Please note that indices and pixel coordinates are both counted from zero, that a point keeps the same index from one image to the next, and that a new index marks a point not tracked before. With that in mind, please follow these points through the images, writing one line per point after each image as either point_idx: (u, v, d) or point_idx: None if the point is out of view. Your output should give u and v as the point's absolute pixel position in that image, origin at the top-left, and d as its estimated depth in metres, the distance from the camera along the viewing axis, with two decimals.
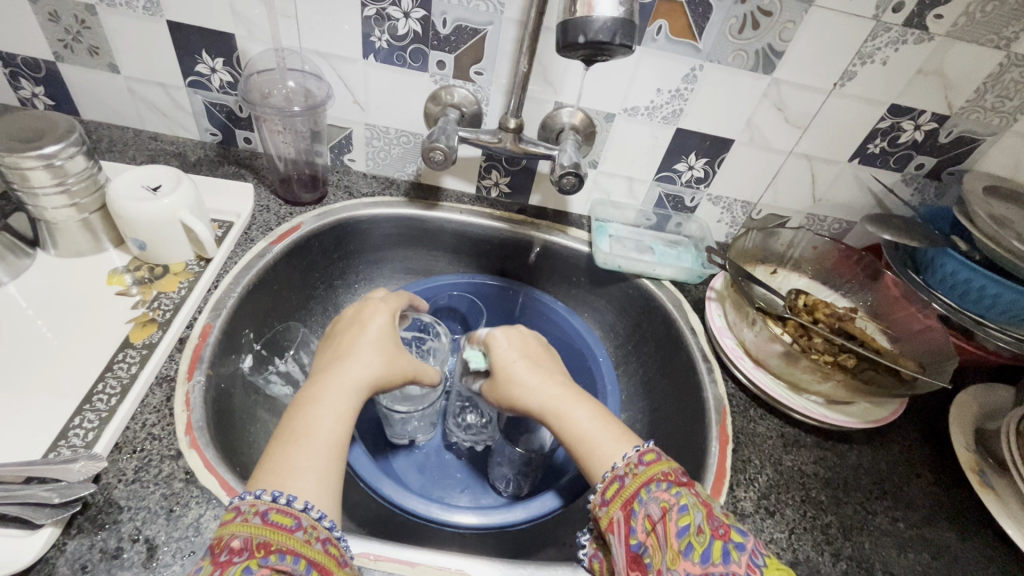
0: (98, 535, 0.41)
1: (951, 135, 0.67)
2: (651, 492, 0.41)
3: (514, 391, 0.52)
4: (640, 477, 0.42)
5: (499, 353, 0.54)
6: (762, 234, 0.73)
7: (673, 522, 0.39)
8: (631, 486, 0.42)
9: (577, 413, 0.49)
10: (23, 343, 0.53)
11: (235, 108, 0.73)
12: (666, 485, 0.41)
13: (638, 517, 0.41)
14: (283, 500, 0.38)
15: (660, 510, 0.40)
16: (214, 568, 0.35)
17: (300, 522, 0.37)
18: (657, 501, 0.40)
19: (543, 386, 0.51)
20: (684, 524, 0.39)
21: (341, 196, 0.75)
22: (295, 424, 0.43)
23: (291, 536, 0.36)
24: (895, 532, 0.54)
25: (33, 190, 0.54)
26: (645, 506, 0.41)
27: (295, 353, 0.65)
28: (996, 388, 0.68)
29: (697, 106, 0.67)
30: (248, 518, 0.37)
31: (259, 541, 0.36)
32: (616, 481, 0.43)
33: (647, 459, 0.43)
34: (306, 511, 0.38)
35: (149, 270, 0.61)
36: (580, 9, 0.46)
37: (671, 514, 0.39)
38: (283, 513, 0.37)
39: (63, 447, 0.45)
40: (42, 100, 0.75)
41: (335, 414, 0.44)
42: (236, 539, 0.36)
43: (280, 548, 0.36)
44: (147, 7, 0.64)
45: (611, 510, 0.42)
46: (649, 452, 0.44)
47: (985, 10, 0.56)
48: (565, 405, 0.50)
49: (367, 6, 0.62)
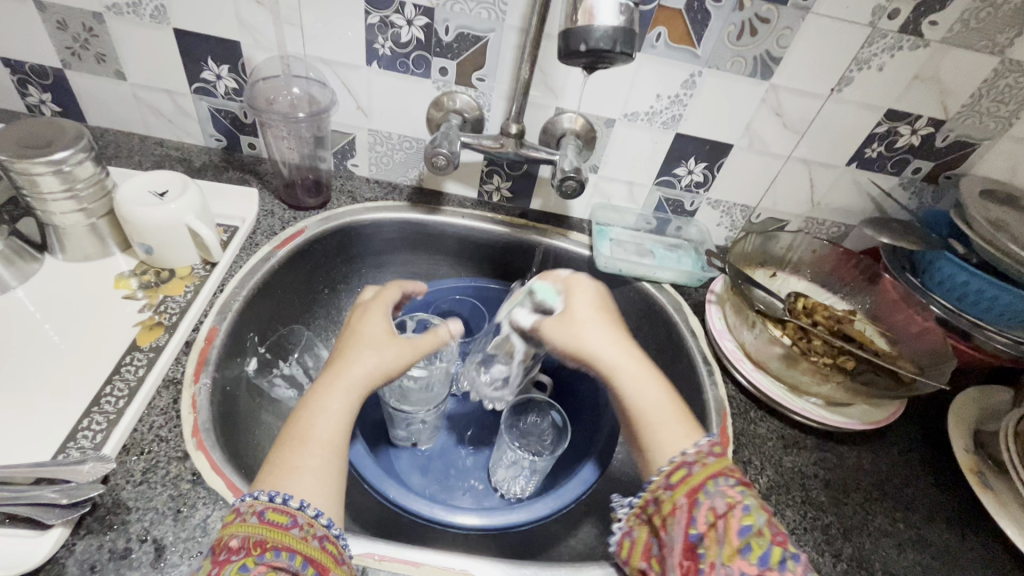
0: (107, 535, 0.42)
1: (947, 139, 0.68)
2: (719, 486, 0.42)
3: (590, 338, 0.52)
4: (708, 468, 0.43)
5: (580, 300, 0.55)
6: (761, 238, 0.74)
7: (737, 519, 0.40)
8: (699, 475, 0.43)
9: (648, 383, 0.50)
10: (31, 347, 0.53)
11: (240, 114, 0.74)
12: (733, 483, 0.42)
13: (701, 507, 0.41)
14: (279, 498, 0.39)
15: (725, 505, 0.41)
16: (214, 566, 0.36)
17: (296, 520, 0.38)
18: (723, 495, 0.41)
19: (617, 344, 0.52)
20: (747, 523, 0.40)
21: (345, 201, 0.76)
22: (296, 426, 0.43)
23: (287, 533, 0.37)
24: (894, 532, 0.54)
25: (42, 195, 0.55)
26: (712, 498, 0.41)
27: (299, 356, 0.66)
28: (994, 390, 0.68)
29: (696, 111, 0.68)
30: (246, 518, 0.38)
31: (256, 540, 0.37)
32: (684, 466, 0.44)
33: (716, 452, 0.45)
34: (302, 509, 0.39)
35: (156, 274, 0.62)
36: (580, 18, 0.47)
37: (736, 510, 0.40)
38: (279, 511, 0.38)
39: (72, 448, 0.46)
40: (50, 107, 0.76)
41: (336, 418, 0.44)
42: (234, 538, 0.37)
43: (276, 546, 0.37)
44: (154, 16, 0.65)
45: (674, 496, 0.43)
46: (717, 446, 0.46)
47: (979, 16, 0.57)
48: (638, 369, 0.51)
49: (371, 14, 0.63)
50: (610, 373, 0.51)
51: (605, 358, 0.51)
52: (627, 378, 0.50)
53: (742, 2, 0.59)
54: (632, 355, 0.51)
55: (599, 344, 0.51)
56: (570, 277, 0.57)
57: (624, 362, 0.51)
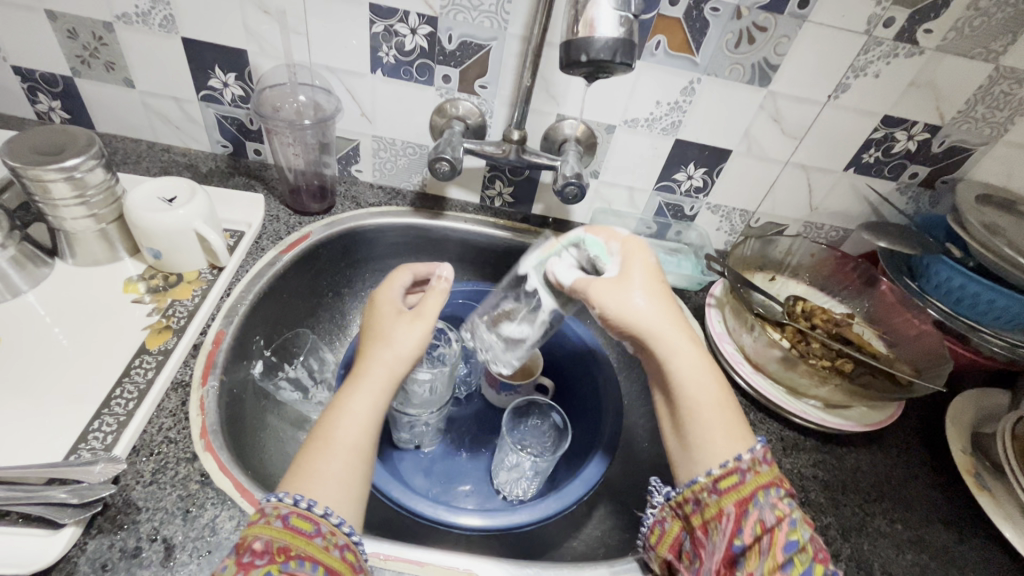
0: (118, 534, 0.42)
1: (943, 145, 0.69)
2: (769, 498, 0.42)
3: (647, 315, 0.47)
4: (760, 477, 0.43)
5: (641, 270, 0.49)
6: (761, 242, 0.74)
7: (784, 533, 0.41)
8: (750, 484, 0.43)
9: (702, 370, 0.48)
10: (42, 350, 0.54)
11: (246, 121, 0.75)
12: (782, 495, 0.43)
13: (750, 518, 0.41)
14: (303, 504, 0.39)
15: (774, 518, 0.41)
16: (237, 569, 0.36)
17: (319, 528, 0.39)
18: (773, 508, 0.42)
19: (676, 326, 0.48)
20: (792, 539, 0.41)
21: (349, 206, 0.77)
22: (321, 429, 0.44)
23: (310, 541, 0.38)
24: (892, 533, 0.55)
25: (53, 201, 0.56)
26: (762, 509, 0.42)
27: (304, 360, 0.67)
28: (991, 392, 0.69)
29: (695, 118, 0.69)
30: (270, 521, 0.38)
31: (280, 545, 0.37)
32: (736, 473, 0.43)
33: (767, 461, 0.45)
34: (326, 517, 0.40)
35: (164, 278, 0.63)
36: (581, 29, 0.48)
37: (784, 525, 0.41)
38: (303, 517, 0.39)
39: (83, 449, 0.47)
40: (59, 114, 0.77)
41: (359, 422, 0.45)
42: (258, 540, 0.37)
43: (300, 554, 0.37)
44: (163, 25, 0.66)
45: (722, 502, 0.43)
46: (769, 454, 0.45)
47: (973, 24, 0.58)
48: (696, 356, 0.48)
49: (375, 23, 0.64)
50: (667, 357, 0.48)
51: (668, 342, 0.48)
52: (681, 364, 0.47)
53: (740, 11, 0.60)
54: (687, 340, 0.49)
55: (660, 326, 0.48)
56: (629, 240, 0.51)
57: (682, 347, 0.48)
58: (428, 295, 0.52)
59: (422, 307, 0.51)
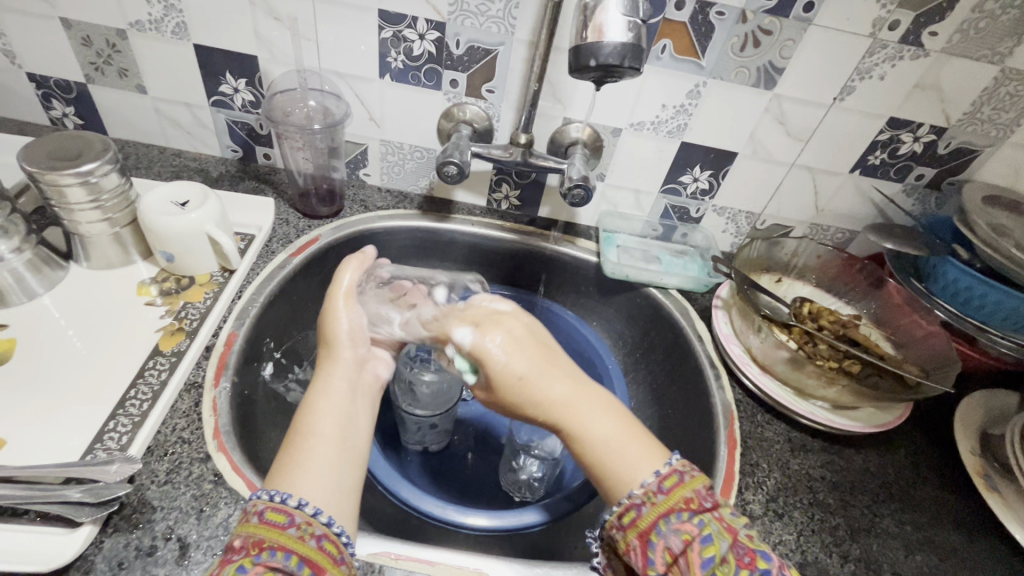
0: (134, 533, 0.43)
1: (949, 146, 0.69)
2: (671, 524, 0.39)
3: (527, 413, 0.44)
4: (658, 506, 0.40)
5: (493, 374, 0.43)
6: (767, 243, 0.75)
7: (696, 553, 0.37)
8: (648, 516, 0.40)
9: (597, 413, 0.43)
10: (56, 352, 0.55)
11: (256, 126, 0.76)
12: (688, 515, 0.39)
13: (656, 548, 0.39)
14: (278, 498, 0.39)
15: (681, 542, 0.38)
16: (218, 565, 0.36)
17: (293, 518, 0.38)
18: (678, 533, 0.39)
19: (557, 381, 0.44)
20: (708, 556, 0.37)
21: (357, 210, 0.78)
22: (298, 424, 0.46)
23: (284, 532, 0.38)
24: (902, 534, 0.55)
25: (69, 206, 0.57)
26: (664, 538, 0.39)
27: (312, 361, 0.69)
28: (999, 393, 0.69)
29: (701, 121, 0.69)
30: (249, 518, 0.39)
31: (256, 539, 0.37)
32: (632, 508, 0.40)
33: (667, 486, 0.40)
34: (300, 508, 0.39)
35: (176, 281, 0.63)
36: (590, 35, 0.49)
37: (694, 547, 0.38)
38: (277, 510, 0.39)
39: (99, 449, 0.47)
40: (72, 120, 0.78)
41: (333, 410, 0.46)
42: (237, 538, 0.38)
43: (272, 545, 0.37)
44: (175, 32, 0.67)
45: (628, 537, 0.41)
46: (670, 475, 0.41)
47: (978, 27, 0.59)
48: (593, 426, 0.43)
49: (384, 29, 0.65)
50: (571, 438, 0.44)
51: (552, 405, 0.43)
52: (575, 421, 0.43)
53: (745, 14, 0.61)
54: (573, 384, 0.44)
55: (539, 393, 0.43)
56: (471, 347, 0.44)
57: (569, 398, 0.43)
58: (338, 281, 0.54)
59: (336, 286, 0.54)
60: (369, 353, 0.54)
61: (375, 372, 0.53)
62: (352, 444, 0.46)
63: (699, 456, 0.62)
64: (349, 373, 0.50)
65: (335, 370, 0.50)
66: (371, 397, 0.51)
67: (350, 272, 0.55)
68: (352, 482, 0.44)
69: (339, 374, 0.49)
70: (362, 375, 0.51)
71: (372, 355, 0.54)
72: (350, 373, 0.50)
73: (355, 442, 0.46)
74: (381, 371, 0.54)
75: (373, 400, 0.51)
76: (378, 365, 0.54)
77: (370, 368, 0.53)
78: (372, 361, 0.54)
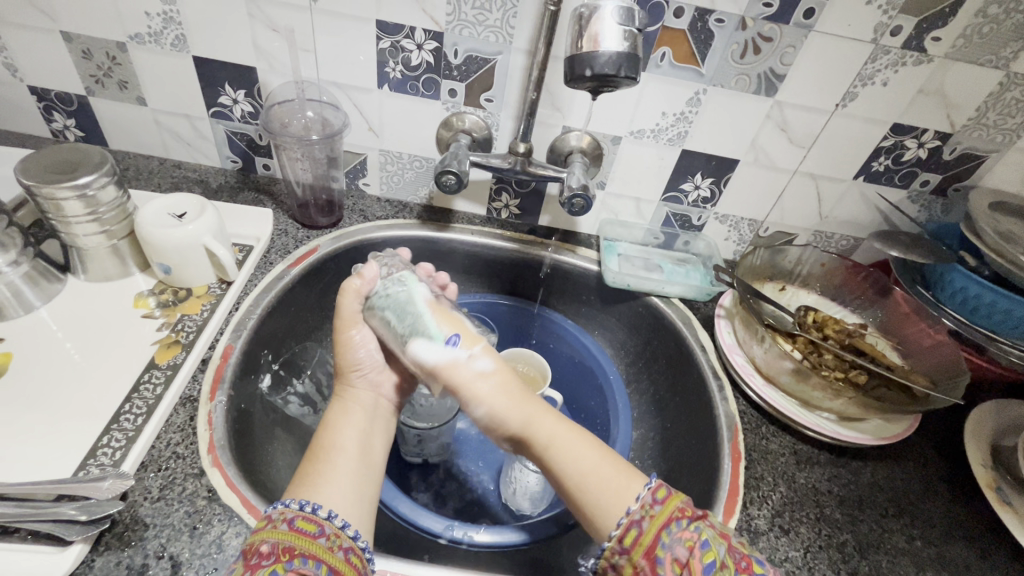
0: (125, 552, 0.42)
1: (954, 152, 0.68)
2: (673, 534, 0.41)
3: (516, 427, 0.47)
4: (657, 519, 0.42)
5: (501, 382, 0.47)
6: (770, 251, 0.74)
7: (699, 560, 0.39)
8: (650, 530, 0.41)
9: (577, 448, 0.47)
10: (52, 364, 0.55)
11: (255, 136, 0.76)
12: (685, 523, 0.41)
13: (663, 563, 0.40)
14: (308, 508, 0.40)
15: (685, 551, 0.40)
16: (244, 570, 0.36)
17: (324, 529, 0.40)
18: (680, 542, 0.40)
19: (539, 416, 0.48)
20: (709, 562, 0.39)
21: (356, 220, 0.78)
22: (319, 441, 0.47)
23: (314, 542, 0.39)
24: (912, 550, 0.53)
25: (66, 219, 0.57)
26: (670, 550, 0.40)
27: (311, 373, 0.70)
28: (1010, 403, 0.67)
29: (701, 128, 0.69)
30: (276, 525, 0.39)
31: (285, 546, 0.38)
32: (633, 527, 0.42)
33: (660, 498, 0.43)
34: (330, 519, 0.40)
35: (173, 293, 0.63)
36: (586, 45, 0.49)
37: (696, 553, 0.39)
38: (307, 520, 0.40)
39: (92, 465, 0.47)
40: (73, 132, 0.78)
41: (353, 429, 0.49)
42: (264, 544, 0.38)
43: (303, 552, 0.38)
44: (174, 44, 0.68)
45: (633, 559, 0.41)
46: (659, 489, 0.44)
47: (982, 32, 0.58)
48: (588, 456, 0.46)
49: (382, 39, 0.65)
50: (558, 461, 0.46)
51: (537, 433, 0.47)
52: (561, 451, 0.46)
53: (745, 22, 0.60)
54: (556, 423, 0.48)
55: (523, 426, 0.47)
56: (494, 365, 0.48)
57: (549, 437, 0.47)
58: (343, 305, 0.51)
59: (341, 315, 0.52)
60: (382, 373, 0.54)
61: (389, 396, 0.54)
62: (373, 459, 0.48)
63: (702, 469, 0.60)
64: (366, 402, 0.52)
65: (354, 399, 0.52)
66: (388, 423, 0.53)
67: (352, 296, 0.51)
68: (371, 495, 0.45)
69: (356, 402, 0.51)
70: (377, 400, 0.53)
71: (386, 378, 0.54)
72: (367, 403, 0.52)
73: (375, 458, 0.48)
74: (394, 394, 0.55)
75: (389, 422, 0.54)
76: (389, 387, 0.54)
77: (384, 392, 0.54)
78: (386, 384, 0.54)
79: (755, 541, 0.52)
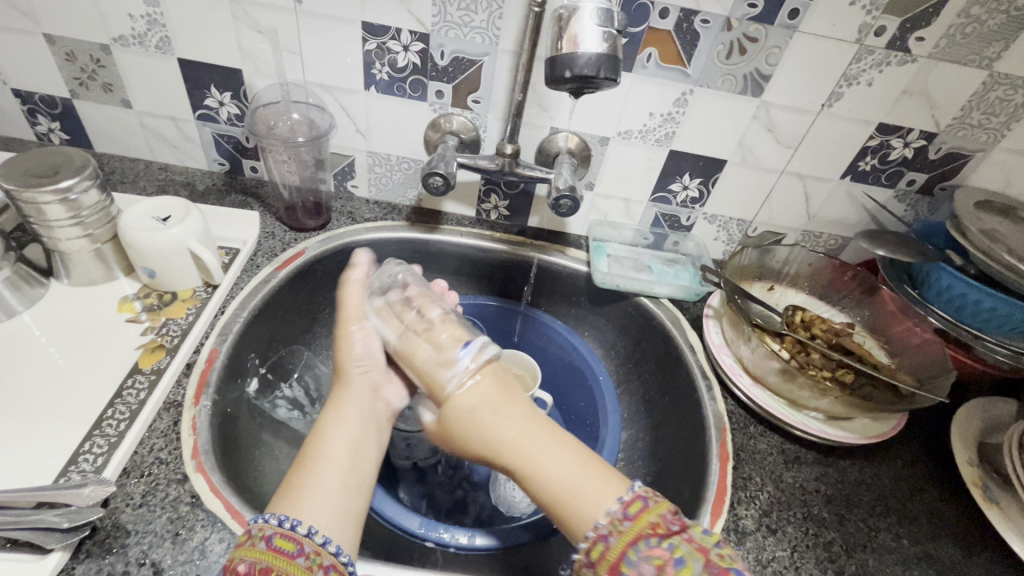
0: (106, 559, 0.42)
1: (940, 152, 0.68)
2: (640, 551, 0.39)
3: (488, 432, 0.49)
4: (626, 536, 0.40)
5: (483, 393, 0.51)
6: (758, 251, 0.74)
7: None
8: (617, 547, 0.40)
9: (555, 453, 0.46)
10: (34, 369, 0.54)
11: (243, 139, 0.76)
12: (656, 540, 0.39)
13: None
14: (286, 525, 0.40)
15: (653, 570, 0.38)
16: None
17: (302, 547, 0.39)
18: (648, 560, 0.39)
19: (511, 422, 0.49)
20: None
21: (345, 221, 0.77)
22: (310, 450, 0.48)
23: (292, 561, 0.38)
24: (898, 549, 0.53)
25: (48, 223, 0.56)
26: (635, 568, 0.39)
27: (300, 378, 0.67)
28: (997, 402, 0.68)
29: (689, 129, 0.69)
30: (255, 543, 0.39)
31: (261, 566, 0.37)
32: (600, 542, 0.41)
33: (632, 513, 0.41)
34: (309, 537, 0.40)
35: (158, 296, 0.63)
36: (566, 46, 0.49)
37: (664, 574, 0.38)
38: (286, 538, 0.39)
39: (73, 471, 0.46)
40: (58, 135, 0.77)
41: (343, 439, 0.49)
42: (241, 564, 0.38)
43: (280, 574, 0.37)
44: (159, 46, 0.67)
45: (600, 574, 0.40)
46: (634, 502, 0.42)
47: (965, 31, 0.58)
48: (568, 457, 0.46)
49: (368, 41, 0.64)
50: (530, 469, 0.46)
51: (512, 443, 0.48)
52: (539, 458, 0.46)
53: (730, 22, 0.60)
54: (539, 434, 0.48)
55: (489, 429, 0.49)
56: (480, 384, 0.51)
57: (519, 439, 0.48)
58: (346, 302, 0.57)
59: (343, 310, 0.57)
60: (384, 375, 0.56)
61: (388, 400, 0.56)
62: (361, 470, 0.48)
63: (691, 470, 0.60)
64: (362, 407, 0.52)
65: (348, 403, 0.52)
66: (382, 429, 0.53)
67: (353, 286, 0.58)
68: (355, 510, 0.45)
69: (350, 409, 0.51)
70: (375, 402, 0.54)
71: (386, 381, 0.56)
72: (362, 408, 0.52)
73: (363, 470, 0.48)
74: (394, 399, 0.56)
75: (384, 429, 0.54)
76: (391, 391, 0.56)
77: (382, 394, 0.55)
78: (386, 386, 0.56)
79: (741, 541, 0.52)
